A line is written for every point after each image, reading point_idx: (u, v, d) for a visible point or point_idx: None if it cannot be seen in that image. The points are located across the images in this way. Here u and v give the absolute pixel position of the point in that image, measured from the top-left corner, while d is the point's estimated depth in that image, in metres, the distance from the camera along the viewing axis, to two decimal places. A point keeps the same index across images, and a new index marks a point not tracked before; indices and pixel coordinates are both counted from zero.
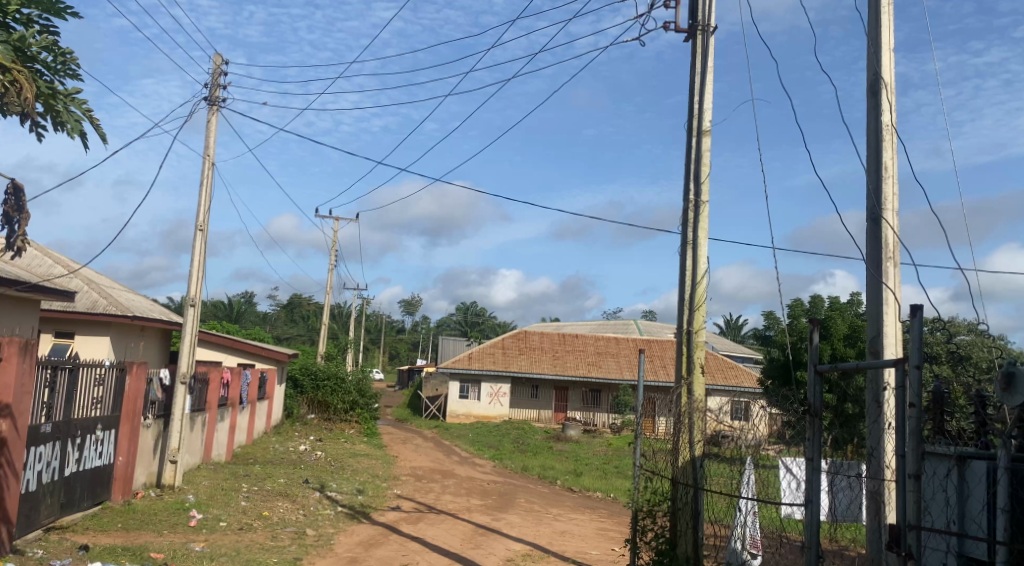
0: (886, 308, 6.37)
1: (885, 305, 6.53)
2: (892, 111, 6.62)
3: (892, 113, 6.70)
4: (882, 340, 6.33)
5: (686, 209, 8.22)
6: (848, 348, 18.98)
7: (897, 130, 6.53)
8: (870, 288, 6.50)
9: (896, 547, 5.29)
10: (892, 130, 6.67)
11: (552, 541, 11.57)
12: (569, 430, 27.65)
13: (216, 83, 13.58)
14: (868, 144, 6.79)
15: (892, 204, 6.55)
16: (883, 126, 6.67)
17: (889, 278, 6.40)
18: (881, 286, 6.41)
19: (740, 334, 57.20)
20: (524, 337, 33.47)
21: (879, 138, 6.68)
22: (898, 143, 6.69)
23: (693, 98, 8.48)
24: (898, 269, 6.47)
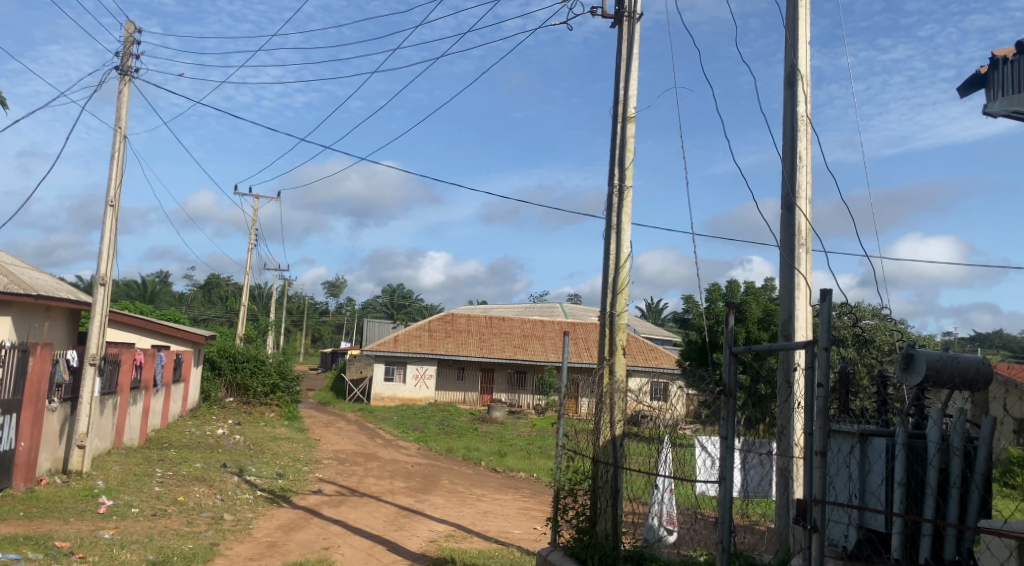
0: (798, 293, 6.74)
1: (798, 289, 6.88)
2: (807, 102, 6.93)
3: (807, 104, 7.01)
4: (794, 323, 6.70)
5: (611, 194, 8.43)
6: (762, 331, 19.70)
7: (810, 120, 6.85)
8: (784, 273, 6.85)
9: (802, 521, 5.53)
10: (807, 121, 6.98)
11: (475, 522, 11.76)
12: (494, 412, 27.88)
13: (128, 52, 13.27)
14: (783, 133, 7.10)
15: (806, 192, 6.87)
16: (798, 117, 6.98)
17: (801, 264, 6.76)
18: (794, 272, 6.76)
19: (660, 317, 58.25)
20: (450, 319, 33.50)
21: (794, 128, 6.98)
22: (812, 133, 7.01)
23: (618, 85, 8.69)
24: (810, 255, 6.81)
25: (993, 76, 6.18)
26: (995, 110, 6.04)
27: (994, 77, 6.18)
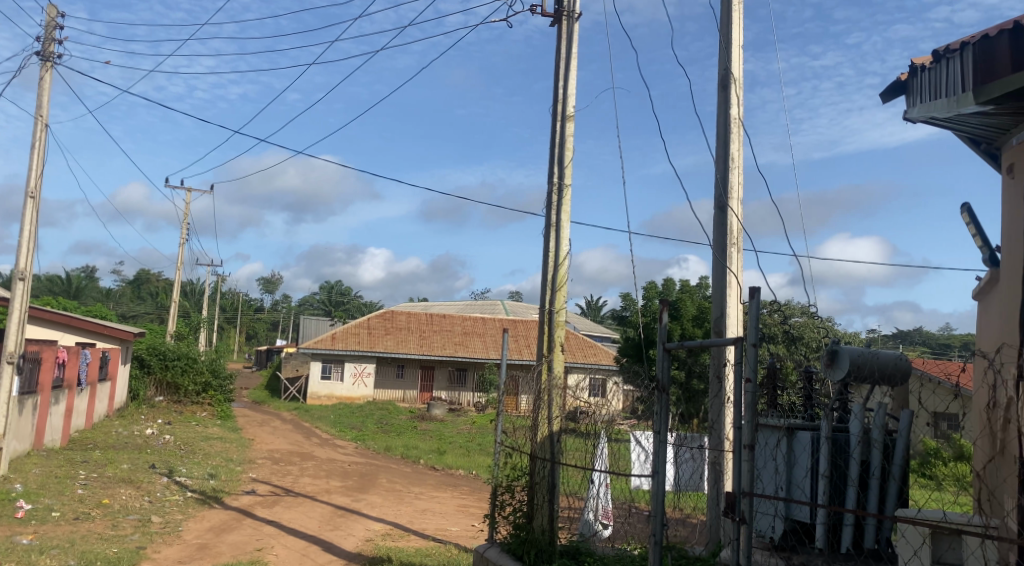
0: (729, 291, 6.91)
1: (729, 286, 7.05)
2: (739, 105, 7.09)
3: (740, 107, 7.18)
4: (726, 320, 6.88)
5: (551, 192, 8.50)
6: (696, 328, 20.07)
7: (743, 123, 7.01)
8: (716, 271, 7.01)
9: (731, 513, 5.60)
10: (739, 123, 7.14)
11: (413, 520, 11.74)
12: (434, 409, 27.80)
13: (50, 37, 12.92)
14: (716, 135, 7.24)
15: (737, 193, 7.03)
16: (731, 119, 7.14)
17: (733, 263, 6.92)
18: (725, 270, 6.92)
19: (600, 314, 58.74)
20: (390, 317, 33.30)
21: (727, 131, 7.14)
22: (744, 136, 7.17)
23: (557, 84, 8.77)
24: (740, 254, 6.98)
25: (913, 81, 5.92)
26: (915, 116, 5.83)
27: (912, 82, 5.91)
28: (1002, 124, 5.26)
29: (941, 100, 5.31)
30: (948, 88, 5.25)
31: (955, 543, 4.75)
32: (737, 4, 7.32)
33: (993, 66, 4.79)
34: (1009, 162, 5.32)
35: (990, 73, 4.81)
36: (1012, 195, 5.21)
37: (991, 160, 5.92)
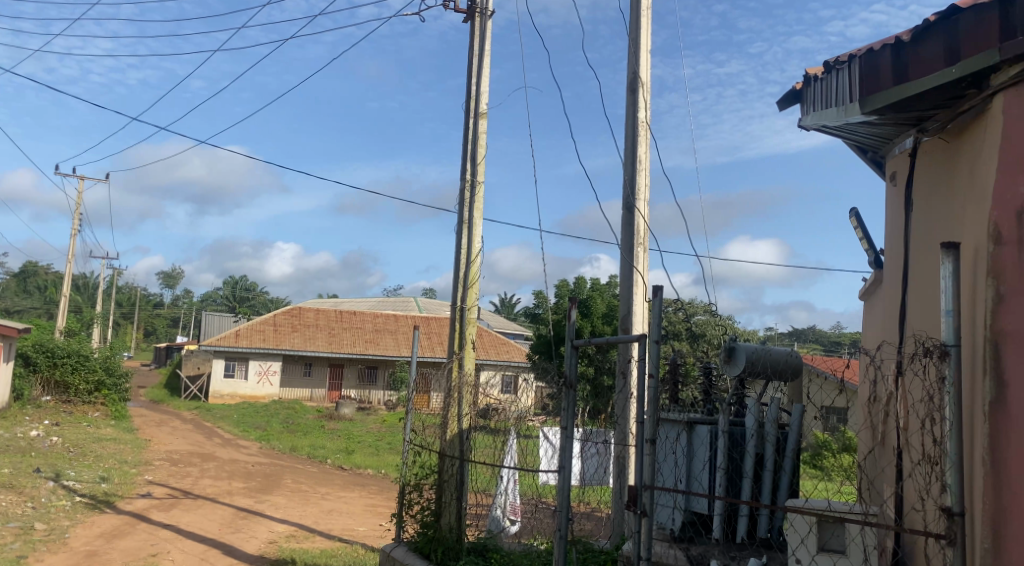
0: (636, 289, 7.03)
1: (635, 285, 7.18)
2: (648, 108, 7.20)
3: (647, 110, 7.28)
4: (633, 318, 7.01)
5: (463, 189, 8.47)
6: (606, 325, 20.37)
7: (650, 126, 7.12)
8: (623, 270, 7.12)
9: (632, 506, 5.60)
10: (646, 127, 7.25)
11: (318, 521, 11.57)
12: (342, 408, 27.43)
13: None
14: (625, 137, 7.35)
15: (644, 194, 7.16)
16: (639, 122, 7.25)
17: (639, 262, 7.05)
18: (632, 269, 7.03)
19: (513, 311, 59.04)
20: (298, 313, 32.73)
21: (635, 133, 7.24)
22: (650, 138, 7.29)
23: (470, 81, 8.76)
24: (647, 254, 7.11)
25: (806, 90, 5.68)
26: (808, 125, 5.61)
27: (807, 92, 5.68)
28: (887, 134, 5.32)
29: (832, 108, 5.15)
30: (838, 98, 5.02)
31: (839, 529, 4.90)
32: (645, 8, 7.41)
33: (876, 75, 4.43)
34: (894, 171, 5.50)
35: (873, 82, 4.45)
36: (895, 202, 5.41)
37: (876, 167, 6.15)
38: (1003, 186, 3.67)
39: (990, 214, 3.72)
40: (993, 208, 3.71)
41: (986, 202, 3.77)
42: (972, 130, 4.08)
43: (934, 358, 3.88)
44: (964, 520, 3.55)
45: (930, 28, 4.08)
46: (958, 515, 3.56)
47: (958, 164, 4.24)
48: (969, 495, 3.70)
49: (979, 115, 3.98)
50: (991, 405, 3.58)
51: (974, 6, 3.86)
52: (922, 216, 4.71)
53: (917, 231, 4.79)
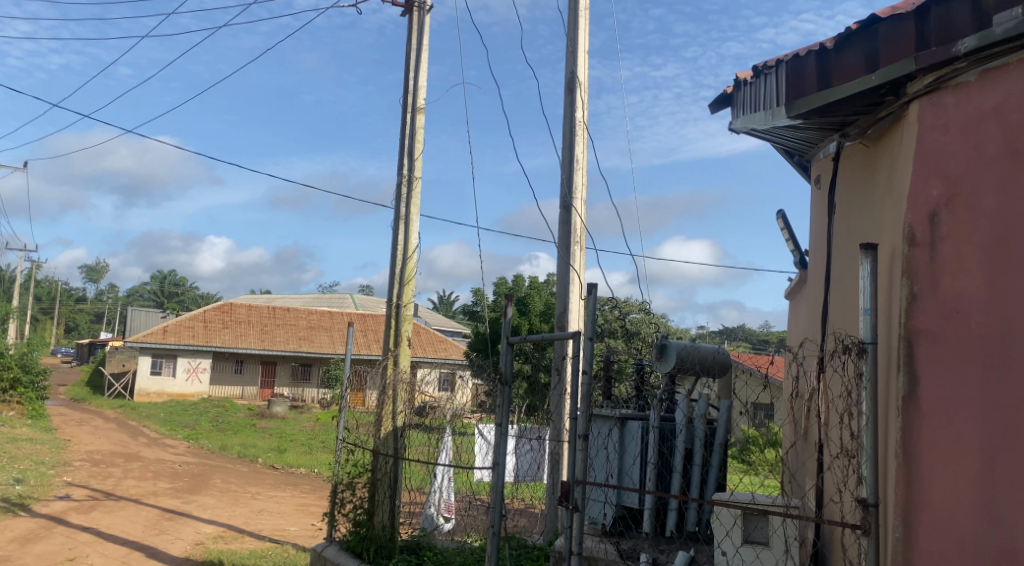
0: (572, 287, 7.13)
1: (571, 283, 7.29)
2: (585, 109, 7.29)
3: (584, 110, 7.37)
4: (569, 315, 7.10)
5: (400, 184, 8.46)
6: (543, 323, 20.54)
7: (587, 127, 7.22)
8: (560, 268, 7.21)
9: (564, 501, 5.63)
10: (583, 127, 7.34)
11: (248, 521, 11.44)
12: (275, 406, 27.09)
13: None
14: (562, 137, 7.42)
15: (581, 193, 7.25)
16: (576, 122, 7.33)
17: (575, 261, 7.15)
18: (568, 268, 7.14)
19: (451, 308, 58.99)
20: (229, 309, 32.20)
21: (572, 132, 7.33)
22: (588, 138, 7.39)
23: (408, 76, 8.76)
24: (583, 252, 7.22)
25: (737, 94, 5.81)
26: (738, 128, 5.75)
27: (738, 96, 5.80)
28: (812, 139, 5.48)
29: (759, 112, 5.28)
30: (767, 102, 5.14)
31: (762, 521, 5.04)
32: (584, 8, 7.47)
33: (802, 81, 4.55)
34: (818, 174, 5.68)
35: (799, 88, 4.57)
36: (818, 204, 5.59)
37: (802, 170, 6.34)
38: (918, 190, 3.83)
39: (904, 217, 3.89)
40: (908, 211, 3.87)
41: (902, 206, 3.93)
42: (890, 136, 4.24)
43: (852, 354, 4.04)
44: (877, 511, 3.70)
45: (853, 37, 4.22)
46: (872, 506, 3.72)
47: (877, 168, 4.41)
48: (883, 486, 3.86)
49: (899, 121, 4.13)
50: (903, 400, 3.74)
51: (894, 15, 4.00)
52: (844, 218, 4.88)
53: (839, 232, 4.95)
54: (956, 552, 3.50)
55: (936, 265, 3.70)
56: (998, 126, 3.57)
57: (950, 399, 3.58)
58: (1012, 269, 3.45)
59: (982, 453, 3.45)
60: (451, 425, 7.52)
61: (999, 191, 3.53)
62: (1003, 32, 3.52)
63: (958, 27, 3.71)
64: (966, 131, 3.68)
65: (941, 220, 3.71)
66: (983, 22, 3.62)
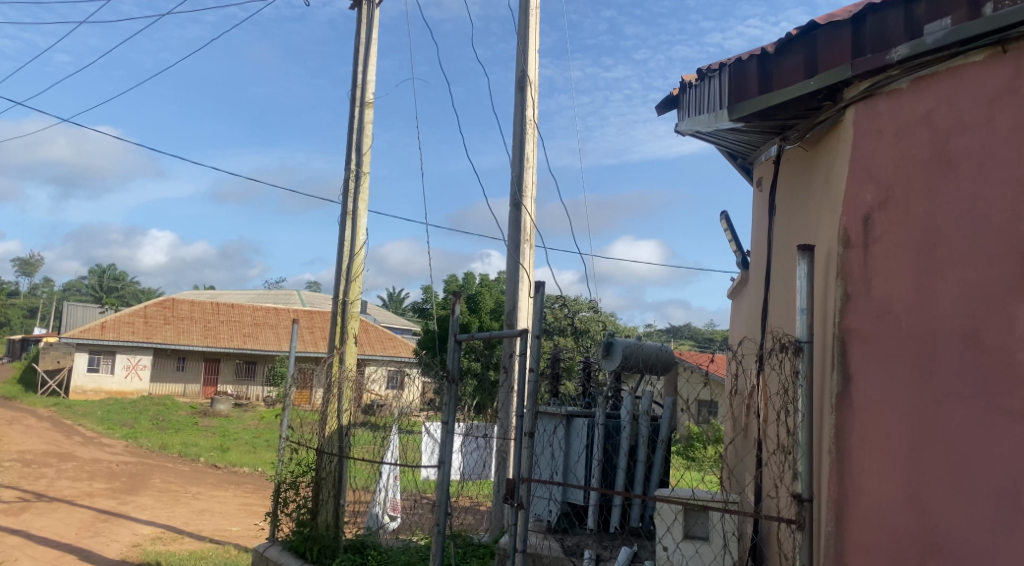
0: (521, 285, 7.18)
1: (521, 280, 7.32)
2: (535, 107, 7.33)
3: (535, 109, 7.41)
4: (517, 312, 7.13)
5: (347, 179, 8.41)
6: (494, 321, 20.61)
7: (537, 126, 7.25)
8: (509, 266, 7.25)
9: (509, 499, 5.63)
10: (533, 125, 7.38)
11: (188, 521, 11.27)
12: (218, 404, 26.69)
13: None
14: (513, 136, 7.45)
15: (531, 192, 7.29)
16: (526, 120, 7.36)
17: (525, 259, 7.19)
18: (518, 266, 7.18)
19: (400, 306, 58.72)
20: (171, 305, 31.63)
21: (523, 131, 7.35)
22: (538, 137, 7.42)
23: (357, 70, 8.71)
24: (533, 251, 7.26)
25: (682, 96, 5.88)
26: (683, 130, 5.82)
27: (683, 98, 5.88)
28: (754, 142, 5.58)
29: (703, 115, 5.36)
30: (710, 105, 5.22)
31: (703, 517, 5.12)
32: (534, 6, 7.50)
33: (744, 84, 4.63)
34: (760, 177, 5.80)
35: (741, 91, 4.66)
36: (760, 206, 5.70)
37: (744, 173, 6.45)
38: (852, 194, 3.93)
39: (839, 220, 3.99)
40: (843, 213, 3.97)
41: (836, 208, 4.03)
42: (827, 140, 4.35)
43: (788, 353, 4.13)
44: (811, 505, 3.80)
45: (792, 42, 4.31)
46: (806, 501, 3.82)
47: (815, 171, 4.51)
48: (816, 482, 3.96)
49: (835, 125, 4.24)
50: (837, 398, 3.84)
51: (831, 22, 4.10)
52: (783, 220, 4.98)
53: (779, 233, 5.05)
54: (885, 544, 3.60)
55: (869, 267, 3.81)
56: (929, 132, 3.68)
57: (880, 397, 3.68)
58: (941, 271, 3.56)
59: (910, 449, 3.57)
60: (399, 423, 7.48)
61: (930, 195, 3.64)
62: (933, 42, 3.63)
63: (890, 36, 3.82)
64: (898, 137, 3.79)
65: (874, 222, 3.81)
66: (914, 31, 3.74)
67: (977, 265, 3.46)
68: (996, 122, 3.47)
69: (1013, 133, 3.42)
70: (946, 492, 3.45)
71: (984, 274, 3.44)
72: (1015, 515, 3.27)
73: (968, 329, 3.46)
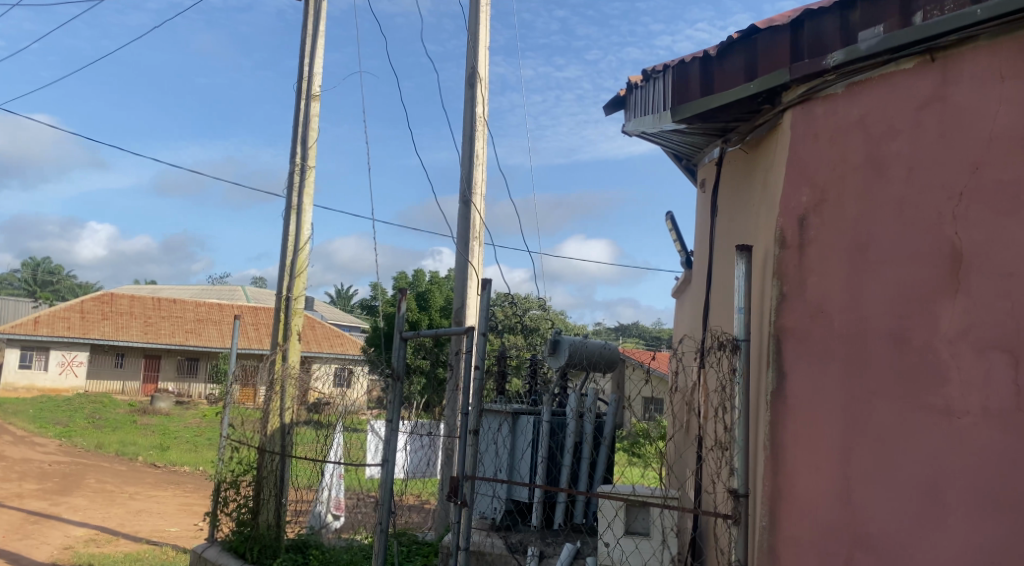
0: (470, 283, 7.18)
1: (470, 278, 7.32)
2: (484, 105, 7.32)
3: (484, 106, 7.41)
4: (466, 310, 7.11)
5: (291, 173, 8.31)
6: (443, 319, 20.56)
7: (486, 124, 7.25)
8: (458, 264, 7.25)
9: (453, 498, 5.61)
10: (483, 122, 7.38)
11: (124, 523, 11.05)
12: (158, 403, 26.19)
13: None
14: (462, 133, 7.43)
15: (481, 189, 7.29)
16: (476, 117, 7.35)
17: (474, 258, 7.19)
18: (467, 264, 7.18)
19: (349, 302, 58.33)
20: (109, 300, 30.95)
21: (473, 128, 7.35)
22: (487, 134, 7.42)
23: (303, 63, 8.62)
24: (482, 248, 7.26)
25: (629, 97, 5.93)
26: (629, 130, 5.87)
27: (629, 99, 5.93)
28: (698, 143, 5.65)
29: (648, 116, 5.41)
30: (655, 106, 5.27)
31: (643, 513, 5.16)
32: (484, 3, 7.49)
33: (687, 87, 4.69)
34: (704, 178, 5.87)
35: (683, 93, 4.71)
36: (703, 207, 5.77)
37: (689, 174, 6.54)
38: (788, 195, 4.01)
39: (776, 221, 4.06)
40: (779, 214, 4.05)
41: (773, 209, 4.10)
42: (766, 143, 4.43)
43: (726, 350, 4.19)
44: (747, 501, 3.87)
45: (733, 46, 4.38)
46: (742, 497, 3.88)
47: (754, 173, 4.59)
48: (752, 477, 4.02)
49: (773, 128, 4.32)
50: (772, 394, 3.91)
51: (770, 27, 4.18)
52: (725, 221, 5.05)
53: (721, 234, 5.13)
54: (817, 539, 3.68)
55: (804, 267, 3.89)
56: (861, 136, 3.77)
57: (813, 393, 3.77)
58: (872, 271, 3.65)
59: (842, 445, 3.65)
60: (343, 420, 7.41)
61: (862, 197, 3.73)
62: (867, 48, 3.72)
63: (827, 43, 3.91)
64: (833, 140, 3.87)
65: (810, 223, 3.89)
66: (849, 38, 3.83)
67: (906, 265, 3.57)
68: (925, 127, 3.57)
69: (940, 139, 3.54)
70: (875, 487, 3.54)
71: (913, 275, 3.54)
72: (939, 508, 3.38)
73: (897, 328, 3.55)
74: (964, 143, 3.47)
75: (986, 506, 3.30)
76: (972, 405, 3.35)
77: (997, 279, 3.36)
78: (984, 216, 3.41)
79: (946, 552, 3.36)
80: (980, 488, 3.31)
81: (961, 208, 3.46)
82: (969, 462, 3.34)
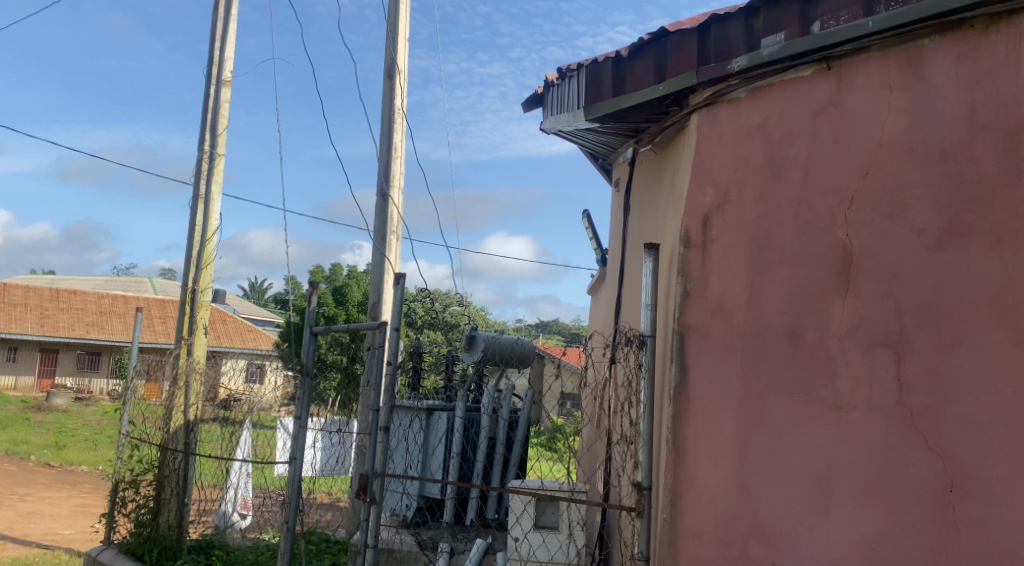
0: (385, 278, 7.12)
1: (385, 272, 7.23)
2: (403, 97, 7.24)
3: (403, 98, 7.33)
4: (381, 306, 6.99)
5: (200, 161, 8.09)
6: (361, 314, 20.30)
7: (404, 116, 7.17)
8: (374, 258, 7.16)
9: (362, 495, 5.50)
10: (402, 114, 7.29)
11: (13, 525, 10.59)
12: (54, 399, 25.20)
13: None
14: (380, 124, 7.34)
15: (398, 182, 7.21)
16: (394, 109, 7.27)
17: (390, 252, 7.11)
18: (383, 259, 7.11)
19: (263, 296, 57.22)
20: (3, 290, 29.60)
21: (391, 120, 7.25)
22: (406, 127, 7.34)
23: (213, 47, 8.39)
24: (399, 243, 7.18)
25: (546, 95, 5.93)
26: (545, 128, 5.87)
27: (546, 97, 5.93)
28: (612, 143, 5.70)
29: (563, 114, 5.43)
30: (570, 104, 5.29)
31: (553, 507, 5.20)
32: None
33: (599, 85, 4.72)
34: (618, 177, 5.92)
35: (596, 92, 4.75)
36: (618, 206, 5.82)
37: (604, 173, 6.59)
38: (694, 195, 4.08)
39: (681, 220, 4.13)
40: (684, 214, 4.12)
41: (680, 209, 4.17)
42: (675, 144, 4.49)
43: (632, 346, 4.25)
44: (650, 494, 3.93)
45: (644, 47, 4.43)
46: (645, 490, 3.94)
47: (663, 173, 4.66)
48: (655, 469, 4.09)
49: (682, 130, 4.40)
50: (675, 389, 3.98)
51: (679, 30, 4.25)
52: (636, 220, 5.10)
53: (633, 232, 5.18)
54: (714, 530, 3.76)
55: (707, 265, 3.96)
56: (762, 140, 3.87)
57: (713, 388, 3.85)
58: (770, 269, 3.75)
59: (740, 438, 3.73)
60: (252, 416, 7.21)
61: (761, 198, 3.83)
62: (769, 54, 3.81)
63: (733, 47, 3.99)
64: (736, 144, 3.96)
65: (713, 224, 3.97)
66: (752, 43, 3.91)
67: (801, 266, 3.67)
68: (820, 133, 3.69)
69: (835, 145, 3.65)
70: (770, 479, 3.64)
71: (808, 274, 3.64)
72: (828, 499, 3.49)
73: (792, 325, 3.65)
74: (856, 148, 3.59)
75: (870, 496, 3.41)
76: (859, 400, 3.47)
77: (883, 280, 3.47)
78: (873, 219, 3.52)
79: (835, 542, 3.46)
80: (866, 479, 3.42)
81: (852, 211, 3.57)
82: (857, 455, 3.45)
